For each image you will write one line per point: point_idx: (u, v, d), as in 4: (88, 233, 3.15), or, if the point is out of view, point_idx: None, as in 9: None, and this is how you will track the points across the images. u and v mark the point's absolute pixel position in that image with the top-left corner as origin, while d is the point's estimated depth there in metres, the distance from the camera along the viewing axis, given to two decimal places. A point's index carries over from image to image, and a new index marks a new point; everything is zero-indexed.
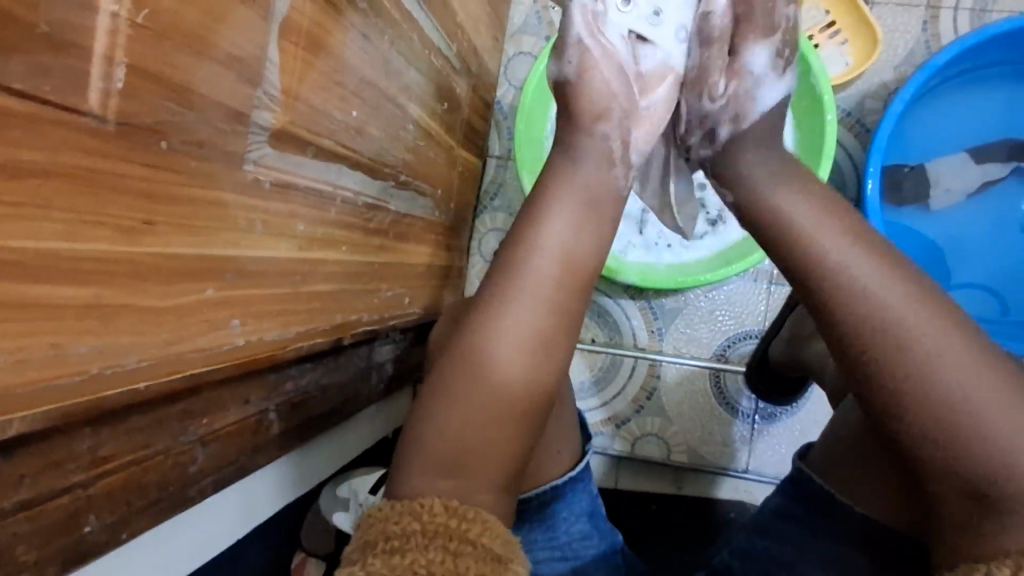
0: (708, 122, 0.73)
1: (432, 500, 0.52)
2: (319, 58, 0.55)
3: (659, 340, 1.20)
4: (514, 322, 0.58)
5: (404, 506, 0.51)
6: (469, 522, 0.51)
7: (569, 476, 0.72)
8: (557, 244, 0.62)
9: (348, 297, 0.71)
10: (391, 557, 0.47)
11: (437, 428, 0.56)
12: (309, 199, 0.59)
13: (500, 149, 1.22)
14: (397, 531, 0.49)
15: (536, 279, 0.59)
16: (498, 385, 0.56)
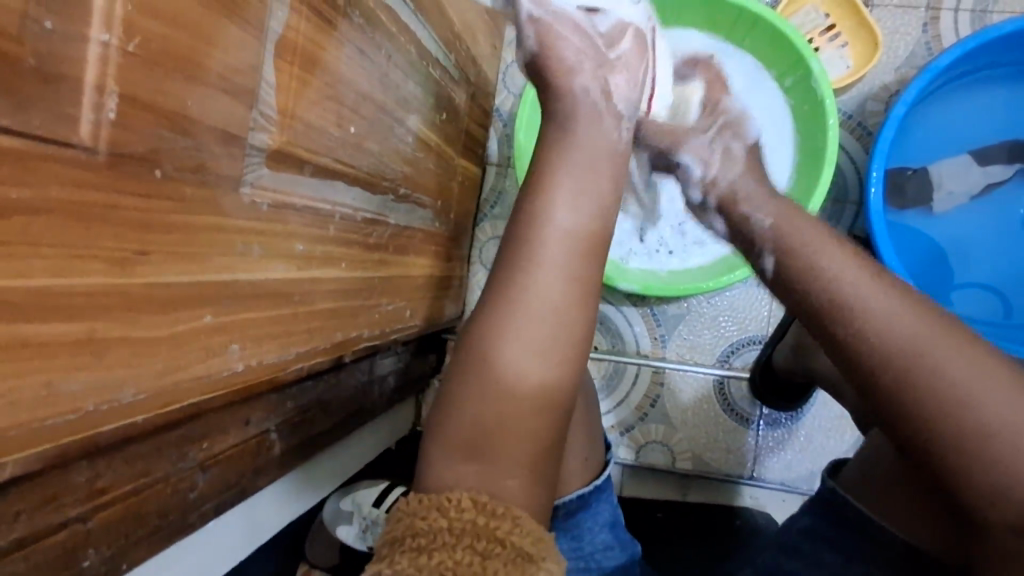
0: (718, 144, 0.77)
1: (460, 498, 0.51)
2: (315, 75, 0.55)
3: (662, 347, 1.19)
4: (517, 338, 0.55)
5: (432, 503, 0.51)
6: (498, 520, 0.50)
7: (594, 485, 0.72)
8: (571, 231, 0.59)
9: (348, 313, 0.70)
10: (417, 556, 0.47)
11: (451, 432, 0.55)
12: (307, 216, 0.58)
13: (499, 156, 1.21)
14: (424, 527, 0.49)
15: (550, 268, 0.57)
16: (499, 405, 0.55)
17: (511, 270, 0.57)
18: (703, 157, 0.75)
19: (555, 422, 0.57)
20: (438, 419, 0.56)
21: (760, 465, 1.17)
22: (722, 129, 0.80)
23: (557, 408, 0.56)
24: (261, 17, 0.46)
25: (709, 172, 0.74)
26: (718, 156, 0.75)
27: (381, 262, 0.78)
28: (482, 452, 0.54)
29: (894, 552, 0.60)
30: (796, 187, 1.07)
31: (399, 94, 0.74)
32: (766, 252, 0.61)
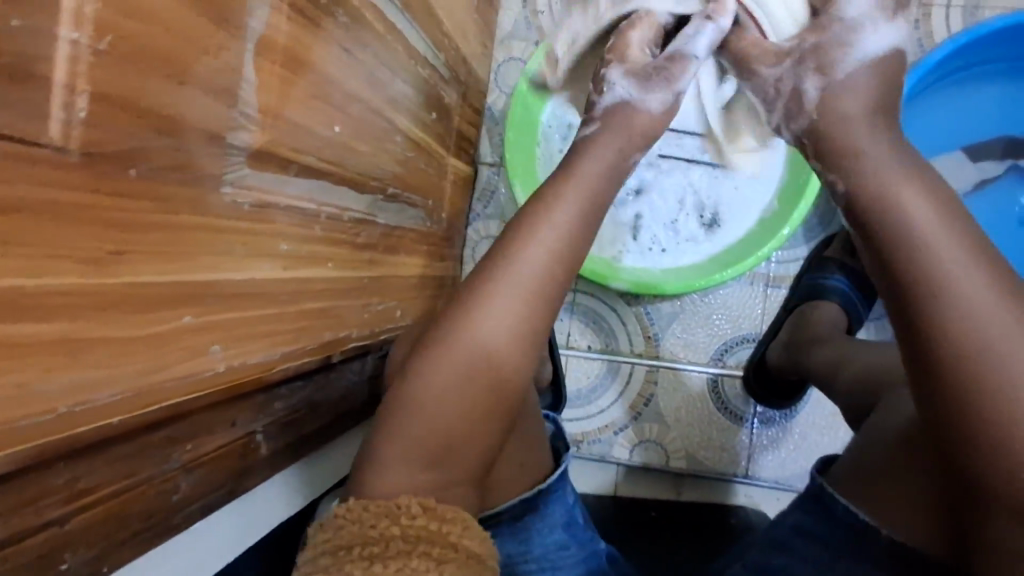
0: (785, 84, 0.66)
1: (409, 502, 0.56)
2: (299, 74, 0.54)
3: (655, 345, 1.19)
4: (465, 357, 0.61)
5: (378, 509, 0.56)
6: (444, 526, 0.55)
7: (540, 488, 0.71)
8: (533, 255, 0.63)
9: (336, 312, 0.70)
10: (370, 563, 0.51)
11: (411, 431, 0.60)
12: (292, 216, 0.58)
13: (492, 155, 1.21)
14: (372, 535, 0.53)
15: (514, 278, 0.62)
16: (442, 414, 0.60)
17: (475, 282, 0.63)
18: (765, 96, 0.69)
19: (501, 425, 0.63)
20: (397, 415, 0.61)
21: (754, 463, 1.16)
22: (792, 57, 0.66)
23: (504, 415, 0.63)
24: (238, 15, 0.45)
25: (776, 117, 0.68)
26: (785, 98, 0.65)
27: (369, 262, 0.77)
28: (439, 446, 0.60)
29: (890, 553, 0.59)
30: (787, 185, 1.07)
31: (388, 93, 0.74)
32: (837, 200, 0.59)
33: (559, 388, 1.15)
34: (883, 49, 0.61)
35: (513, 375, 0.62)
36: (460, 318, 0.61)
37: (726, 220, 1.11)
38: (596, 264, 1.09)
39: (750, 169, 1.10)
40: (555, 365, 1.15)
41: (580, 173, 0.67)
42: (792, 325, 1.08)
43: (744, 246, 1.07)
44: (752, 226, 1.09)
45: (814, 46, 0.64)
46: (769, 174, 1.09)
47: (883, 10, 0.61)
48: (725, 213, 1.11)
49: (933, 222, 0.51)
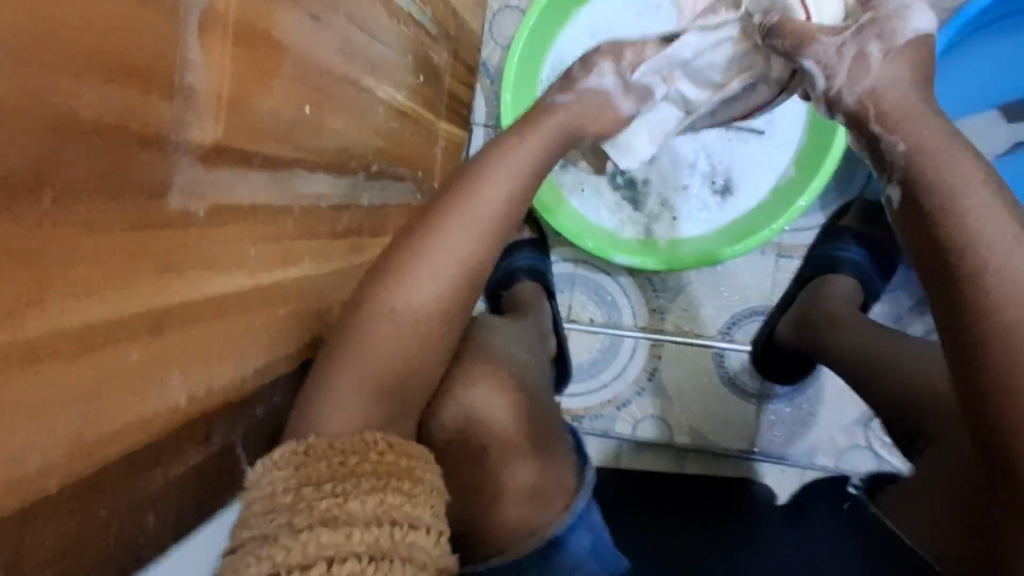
0: (851, 49, 0.62)
1: (375, 440, 0.54)
2: (258, 52, 0.46)
3: (659, 319, 1.15)
4: (419, 297, 0.63)
5: (343, 447, 0.53)
6: (412, 463, 0.53)
7: (567, 518, 0.69)
8: (488, 201, 0.68)
9: (318, 308, 0.65)
10: (340, 501, 0.47)
11: (362, 369, 0.61)
12: (259, 215, 0.51)
13: (487, 116, 1.12)
14: (340, 472, 0.50)
15: (474, 222, 0.66)
16: (392, 351, 0.62)
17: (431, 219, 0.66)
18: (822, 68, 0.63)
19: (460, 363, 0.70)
20: (346, 353, 0.62)
21: (761, 440, 1.13)
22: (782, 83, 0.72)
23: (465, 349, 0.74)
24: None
25: (836, 84, 0.63)
26: (850, 64, 0.62)
27: (352, 250, 0.71)
28: (389, 386, 0.62)
29: None
30: (806, 150, 0.98)
31: (367, 61, 0.65)
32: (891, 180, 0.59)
33: (562, 360, 1.11)
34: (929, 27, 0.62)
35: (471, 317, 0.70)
36: (419, 259, 0.64)
37: (738, 188, 1.03)
38: (591, 233, 1.03)
39: (765, 133, 1.01)
40: (558, 340, 1.10)
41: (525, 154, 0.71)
42: (805, 299, 1.01)
43: (758, 217, 1.00)
44: (766, 194, 1.01)
45: (872, 19, 0.61)
46: (786, 138, 1.00)
47: None
48: (737, 180, 1.03)
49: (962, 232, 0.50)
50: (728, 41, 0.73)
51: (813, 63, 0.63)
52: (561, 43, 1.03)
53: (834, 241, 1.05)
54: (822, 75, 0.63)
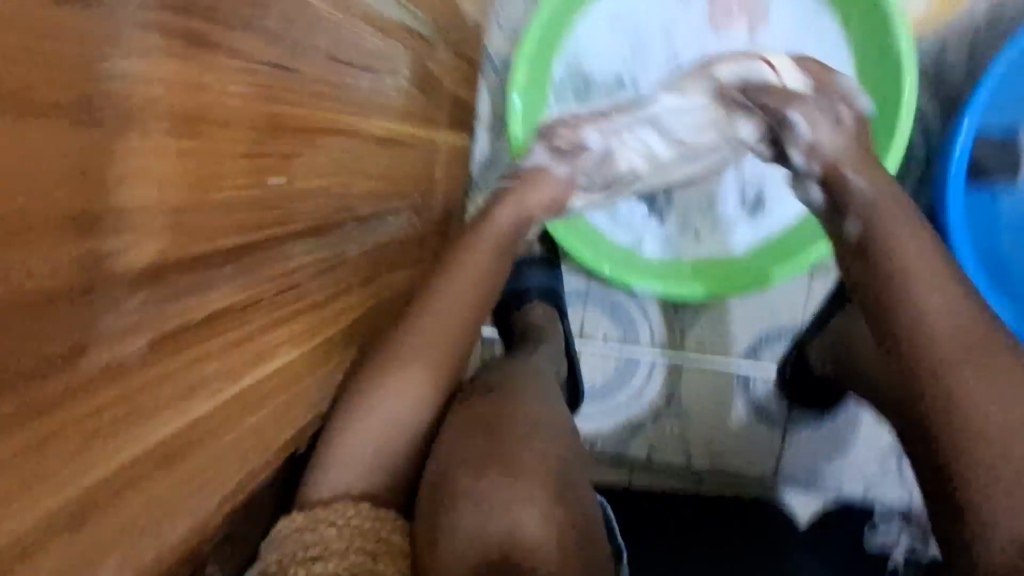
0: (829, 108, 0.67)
1: (346, 507, 0.55)
2: (183, 126, 0.37)
3: (679, 339, 1.06)
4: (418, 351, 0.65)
5: (318, 516, 0.54)
6: (377, 524, 0.54)
7: None
8: (477, 259, 0.71)
9: (302, 388, 0.56)
10: (313, 564, 0.50)
11: (360, 435, 0.61)
12: (204, 319, 0.42)
13: (492, 115, 0.99)
14: (315, 539, 0.52)
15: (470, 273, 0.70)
16: (389, 414, 0.62)
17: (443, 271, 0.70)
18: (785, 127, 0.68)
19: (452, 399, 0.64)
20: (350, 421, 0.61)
21: (785, 468, 1.06)
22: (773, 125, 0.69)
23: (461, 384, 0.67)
24: (29, 84, 0.28)
25: (819, 137, 0.65)
26: (830, 119, 0.66)
27: (341, 310, 0.62)
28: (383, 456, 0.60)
29: None
30: None
31: (354, 99, 0.55)
32: (851, 219, 0.61)
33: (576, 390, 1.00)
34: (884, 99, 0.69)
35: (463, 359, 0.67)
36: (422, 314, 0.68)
37: (775, 202, 0.93)
38: (610, 254, 0.94)
39: None
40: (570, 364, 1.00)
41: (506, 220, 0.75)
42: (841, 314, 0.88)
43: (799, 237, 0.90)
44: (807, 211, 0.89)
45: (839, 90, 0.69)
46: None
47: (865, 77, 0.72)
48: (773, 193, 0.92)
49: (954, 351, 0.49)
50: (698, 107, 0.75)
51: (803, 123, 0.66)
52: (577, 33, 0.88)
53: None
54: (808, 127, 0.66)
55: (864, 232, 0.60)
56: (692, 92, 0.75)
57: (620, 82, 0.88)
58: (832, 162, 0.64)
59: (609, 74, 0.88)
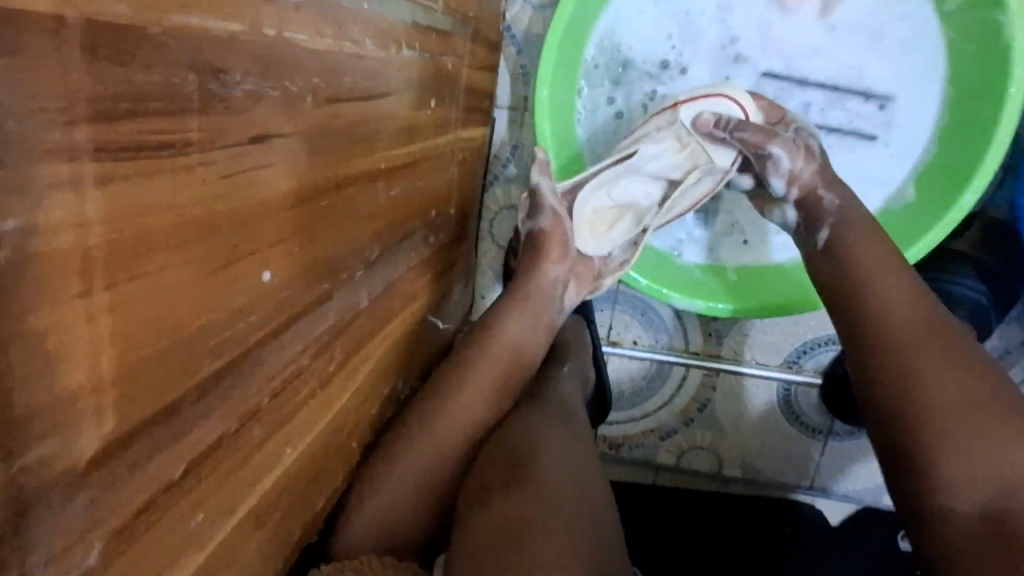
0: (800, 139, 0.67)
1: (372, 559, 0.49)
2: (168, 262, 0.26)
3: (716, 345, 0.98)
4: (464, 397, 0.59)
5: (346, 566, 0.48)
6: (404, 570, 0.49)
7: None
8: (539, 280, 0.66)
9: (314, 478, 0.48)
10: None
11: (392, 487, 0.55)
12: (205, 464, 0.33)
13: (512, 97, 0.88)
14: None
15: (533, 289, 0.65)
16: (420, 466, 0.56)
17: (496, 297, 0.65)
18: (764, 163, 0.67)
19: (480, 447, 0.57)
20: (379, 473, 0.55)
21: (824, 477, 1.01)
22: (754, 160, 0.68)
23: (495, 424, 0.59)
24: None
25: (797, 171, 0.66)
26: (803, 148, 0.67)
27: (352, 374, 0.53)
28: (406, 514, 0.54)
29: None
30: (931, 167, 0.72)
31: (361, 136, 0.44)
32: (821, 226, 0.64)
33: (602, 393, 0.89)
34: (869, 118, 0.74)
35: (493, 402, 0.60)
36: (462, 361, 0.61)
37: None
38: (643, 265, 0.84)
39: (878, 139, 0.74)
40: (597, 367, 0.89)
41: (552, 249, 0.66)
42: None
43: None
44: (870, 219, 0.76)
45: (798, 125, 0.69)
46: (907, 149, 0.74)
47: (879, 100, 0.73)
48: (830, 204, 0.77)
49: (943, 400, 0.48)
50: (671, 146, 0.71)
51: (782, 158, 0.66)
52: (618, 10, 0.75)
53: (935, 269, 0.81)
54: (788, 156, 0.66)
55: (832, 239, 0.62)
56: (659, 132, 0.72)
57: (664, 68, 0.76)
58: (810, 183, 0.66)
59: (654, 58, 0.76)
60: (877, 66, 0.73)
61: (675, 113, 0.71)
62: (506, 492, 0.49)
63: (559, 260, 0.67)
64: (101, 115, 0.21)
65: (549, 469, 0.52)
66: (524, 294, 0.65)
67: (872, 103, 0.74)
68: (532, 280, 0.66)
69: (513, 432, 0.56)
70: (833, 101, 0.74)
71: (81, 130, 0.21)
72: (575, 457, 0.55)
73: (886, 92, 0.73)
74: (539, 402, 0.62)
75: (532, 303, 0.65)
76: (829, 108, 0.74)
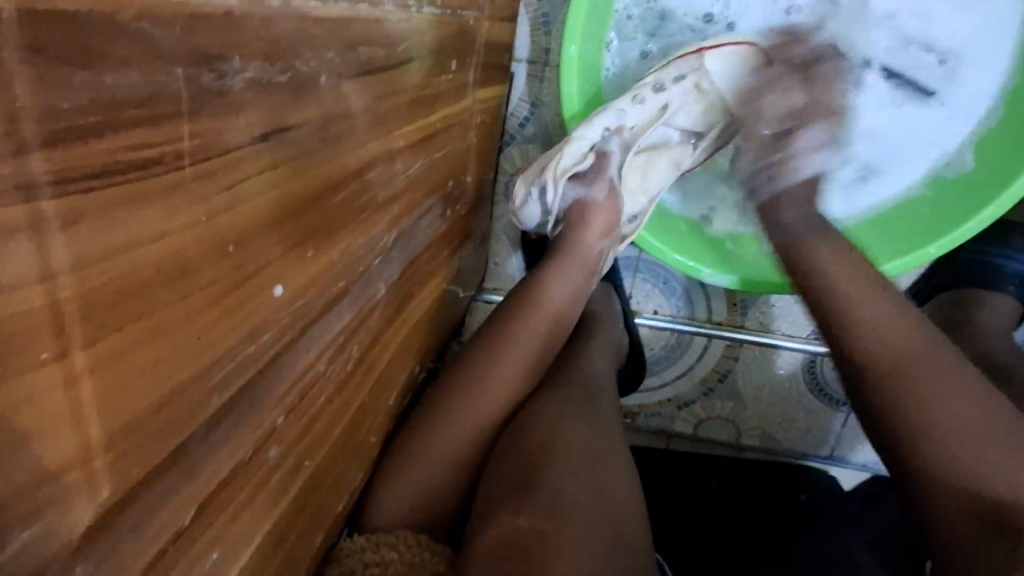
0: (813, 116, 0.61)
1: (407, 535, 0.47)
2: (165, 294, 0.22)
3: (741, 314, 0.89)
4: (497, 376, 0.54)
5: (381, 540, 0.47)
6: (439, 551, 0.46)
7: None
8: (583, 253, 0.61)
9: (331, 485, 0.45)
10: None
11: (422, 459, 0.51)
12: (219, 500, 0.30)
13: (533, 49, 0.80)
14: (377, 557, 0.44)
15: (580, 261, 0.61)
16: (448, 444, 0.51)
17: (536, 269, 0.61)
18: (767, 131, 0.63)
19: (499, 439, 0.51)
20: (402, 455, 0.52)
21: (845, 447, 0.93)
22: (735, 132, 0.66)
23: (514, 409, 0.54)
24: None
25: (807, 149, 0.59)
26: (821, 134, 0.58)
27: (369, 370, 0.49)
28: (435, 492, 0.51)
29: None
30: (990, 139, 0.66)
31: (377, 114, 0.38)
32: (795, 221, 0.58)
33: (636, 368, 0.82)
34: (930, 78, 0.67)
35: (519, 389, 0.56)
36: (488, 341, 0.56)
37: (876, 176, 0.71)
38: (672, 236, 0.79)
39: (935, 96, 0.67)
40: (627, 331, 0.81)
41: (594, 222, 0.62)
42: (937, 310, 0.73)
43: (909, 222, 0.69)
44: (920, 186, 0.69)
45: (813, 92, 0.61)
46: (964, 108, 0.67)
47: (946, 60, 0.66)
48: (876, 168, 0.71)
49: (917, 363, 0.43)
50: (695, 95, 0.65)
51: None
52: None
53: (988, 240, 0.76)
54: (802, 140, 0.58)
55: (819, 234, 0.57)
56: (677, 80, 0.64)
57: (706, 22, 0.69)
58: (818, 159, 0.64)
59: (698, 10, 0.68)
60: (948, 18, 0.65)
61: (699, 59, 0.64)
62: (518, 498, 0.43)
63: (605, 234, 0.63)
64: (61, 137, 0.17)
65: (567, 470, 0.46)
66: (564, 267, 0.60)
67: (937, 62, 0.66)
68: (570, 250, 0.61)
69: (528, 427, 0.50)
70: (896, 55, 0.67)
71: (37, 158, 0.16)
72: (596, 448, 0.49)
73: (953, 50, 0.66)
74: (561, 386, 0.55)
75: (575, 280, 0.60)
76: (890, 64, 0.67)
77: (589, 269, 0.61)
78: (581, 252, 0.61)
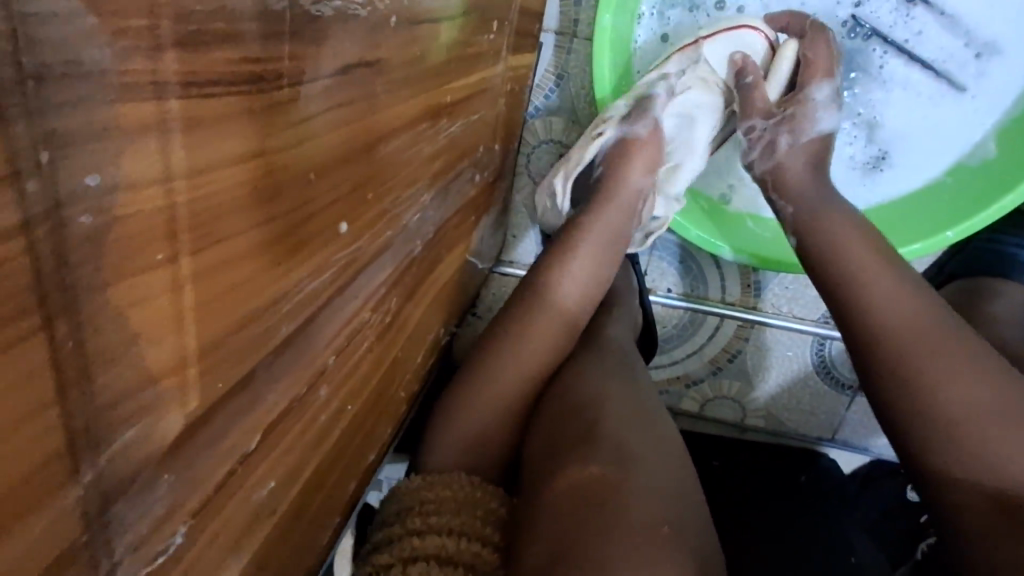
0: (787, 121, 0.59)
1: (459, 477, 0.48)
2: (252, 218, 0.22)
3: (755, 295, 0.90)
4: (548, 334, 0.54)
5: (434, 480, 0.47)
6: (491, 493, 0.48)
7: None
8: (620, 189, 0.58)
9: (365, 435, 0.46)
10: (430, 520, 0.44)
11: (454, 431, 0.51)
12: (275, 433, 0.30)
13: (562, 20, 0.80)
14: (433, 497, 0.46)
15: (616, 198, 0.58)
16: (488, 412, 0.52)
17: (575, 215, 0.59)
18: (788, 124, 0.59)
19: (542, 403, 0.52)
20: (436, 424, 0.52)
21: (848, 431, 0.94)
22: (783, 121, 0.59)
23: (557, 369, 0.54)
24: (26, 275, 0.15)
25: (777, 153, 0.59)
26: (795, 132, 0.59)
27: (403, 326, 0.50)
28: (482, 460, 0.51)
29: None
30: (1018, 123, 0.66)
31: (431, 63, 0.39)
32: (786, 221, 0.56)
33: (651, 338, 0.82)
34: (958, 65, 0.67)
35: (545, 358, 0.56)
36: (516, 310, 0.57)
37: (892, 168, 0.71)
38: (694, 213, 0.79)
39: (964, 91, 0.68)
40: (644, 308, 0.81)
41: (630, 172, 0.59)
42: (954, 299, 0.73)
43: (924, 211, 0.70)
44: (941, 175, 0.70)
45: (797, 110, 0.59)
46: (993, 104, 0.67)
47: (979, 49, 0.66)
48: (894, 160, 0.71)
49: (917, 333, 0.45)
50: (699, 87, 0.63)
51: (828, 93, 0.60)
52: None
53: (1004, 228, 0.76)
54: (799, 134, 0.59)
55: None
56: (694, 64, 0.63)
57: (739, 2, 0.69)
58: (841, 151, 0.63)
59: None
60: (984, 8, 0.65)
61: (697, 50, 0.63)
62: (577, 453, 0.44)
63: (645, 171, 0.59)
64: (190, 40, 0.17)
65: (620, 425, 0.47)
66: (603, 207, 0.58)
67: (970, 53, 0.66)
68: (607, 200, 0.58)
69: (570, 390, 0.51)
70: (927, 41, 0.67)
71: (169, 58, 0.17)
72: (646, 411, 0.50)
73: (989, 41, 0.66)
74: (595, 353, 0.56)
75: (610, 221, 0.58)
76: (919, 52, 0.67)
77: (624, 209, 0.58)
78: (623, 193, 0.58)
